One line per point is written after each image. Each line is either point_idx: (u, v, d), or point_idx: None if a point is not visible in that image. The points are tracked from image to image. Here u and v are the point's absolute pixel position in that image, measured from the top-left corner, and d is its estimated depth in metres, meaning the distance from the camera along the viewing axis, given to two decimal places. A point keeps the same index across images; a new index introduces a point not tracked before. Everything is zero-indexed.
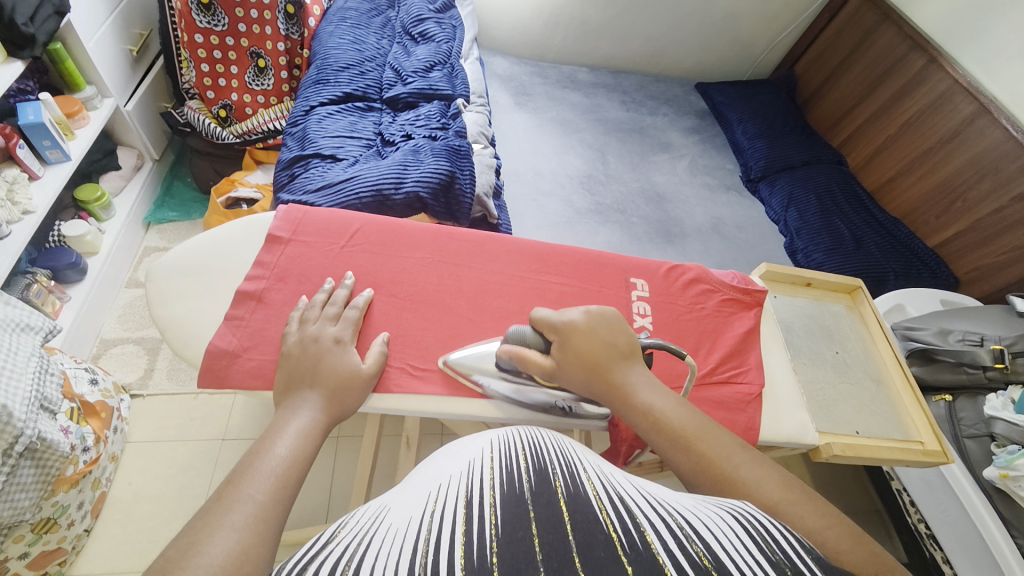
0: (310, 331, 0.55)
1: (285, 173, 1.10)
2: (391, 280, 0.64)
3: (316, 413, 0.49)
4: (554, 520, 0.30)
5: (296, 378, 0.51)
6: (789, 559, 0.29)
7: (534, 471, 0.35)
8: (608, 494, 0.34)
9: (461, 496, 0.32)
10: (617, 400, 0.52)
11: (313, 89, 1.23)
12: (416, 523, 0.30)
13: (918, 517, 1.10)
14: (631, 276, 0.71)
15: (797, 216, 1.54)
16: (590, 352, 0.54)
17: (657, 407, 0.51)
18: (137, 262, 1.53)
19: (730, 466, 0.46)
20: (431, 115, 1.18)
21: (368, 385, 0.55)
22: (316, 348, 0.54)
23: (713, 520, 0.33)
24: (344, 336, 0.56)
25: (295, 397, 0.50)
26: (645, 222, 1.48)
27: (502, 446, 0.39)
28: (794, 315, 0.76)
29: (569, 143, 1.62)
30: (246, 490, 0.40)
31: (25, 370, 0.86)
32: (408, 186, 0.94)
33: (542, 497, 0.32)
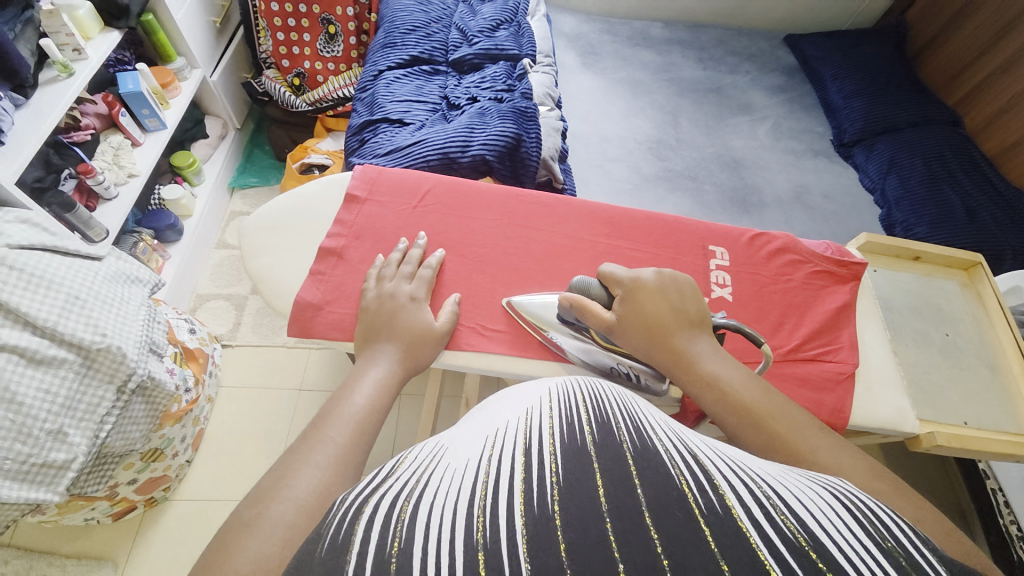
0: (387, 288, 0.57)
1: (356, 138, 1.13)
2: (461, 240, 0.64)
3: (393, 366, 0.51)
4: (621, 473, 0.27)
5: (374, 330, 0.53)
6: (904, 551, 0.25)
7: (596, 423, 0.32)
8: (680, 449, 0.30)
9: (519, 441, 0.30)
10: (679, 368, 0.50)
11: (381, 53, 1.24)
12: (474, 466, 0.29)
13: (1011, 518, 1.00)
14: (710, 243, 0.66)
15: (898, 184, 1.37)
16: (653, 313, 0.52)
17: (724, 378, 0.48)
18: (224, 224, 1.66)
19: (805, 447, 0.41)
20: (497, 76, 1.15)
21: (440, 342, 0.56)
22: (393, 303, 0.56)
23: (808, 496, 0.29)
24: (419, 294, 0.57)
25: (375, 342, 0.53)
26: (718, 190, 1.38)
27: (563, 393, 0.36)
28: (897, 291, 0.68)
29: (638, 105, 1.53)
30: (329, 433, 0.42)
31: (136, 317, 0.97)
32: (474, 149, 0.93)
33: (607, 449, 0.29)
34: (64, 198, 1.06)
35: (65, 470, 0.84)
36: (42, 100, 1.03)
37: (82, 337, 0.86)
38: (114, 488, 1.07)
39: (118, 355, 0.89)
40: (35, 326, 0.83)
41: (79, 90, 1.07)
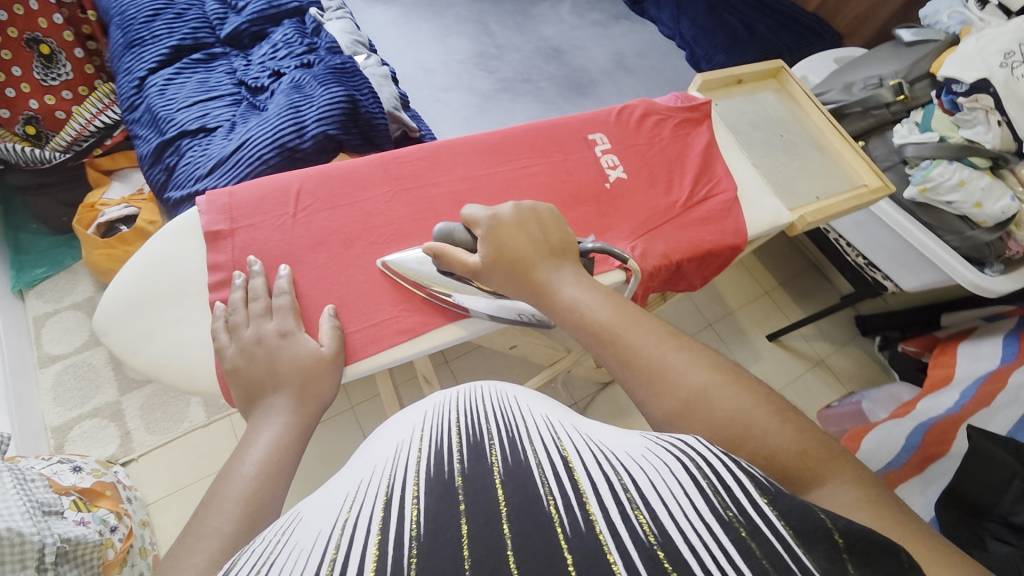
0: (248, 336, 0.48)
1: (156, 168, 0.93)
2: (362, 226, 0.59)
3: (288, 417, 0.44)
4: (489, 506, 0.28)
5: (256, 386, 0.46)
6: (743, 513, 0.28)
7: (468, 448, 0.32)
8: (553, 454, 0.32)
9: (382, 491, 0.29)
10: (541, 299, 0.50)
11: (131, 56, 1.00)
12: (323, 540, 0.27)
13: (855, 254, 1.28)
14: (589, 133, 0.69)
15: (690, 24, 1.52)
16: (507, 259, 0.51)
17: (584, 302, 0.48)
18: (35, 338, 1.32)
19: (656, 356, 0.44)
20: (290, 39, 1.00)
21: (337, 364, 0.50)
22: (264, 349, 0.47)
23: (666, 470, 0.31)
24: (287, 327, 0.49)
25: (257, 408, 0.45)
26: (554, 83, 1.41)
27: (436, 421, 0.35)
28: (738, 114, 0.79)
29: (445, 23, 1.45)
30: (211, 522, 0.36)
31: (5, 488, 0.77)
32: (311, 128, 0.82)
33: (477, 480, 0.29)
34: None
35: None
36: None
37: None
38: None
39: (14, 538, 0.71)
40: None
41: None
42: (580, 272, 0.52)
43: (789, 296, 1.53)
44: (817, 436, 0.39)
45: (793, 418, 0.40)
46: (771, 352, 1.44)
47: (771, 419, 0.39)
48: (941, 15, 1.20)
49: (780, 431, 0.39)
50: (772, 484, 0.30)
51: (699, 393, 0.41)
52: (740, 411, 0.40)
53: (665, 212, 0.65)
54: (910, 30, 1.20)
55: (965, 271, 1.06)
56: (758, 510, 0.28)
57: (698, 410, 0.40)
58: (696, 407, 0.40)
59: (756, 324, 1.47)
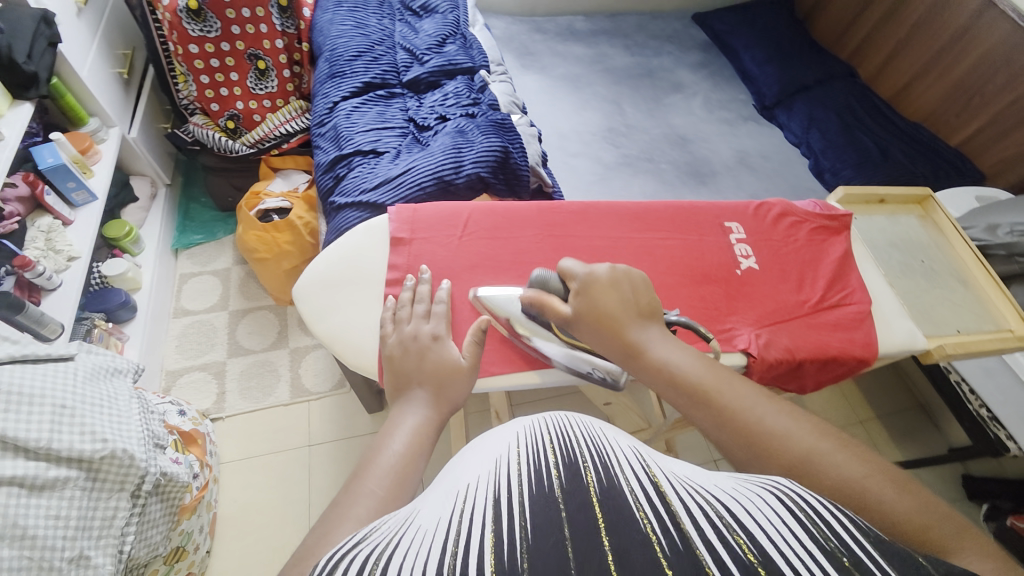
0: (407, 331, 0.56)
1: (328, 175, 1.09)
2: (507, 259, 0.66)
3: (427, 410, 0.48)
4: (590, 525, 0.30)
5: (405, 376, 0.51)
6: (843, 548, 0.29)
7: (565, 467, 0.35)
8: (643, 478, 0.35)
9: (489, 494, 0.33)
10: (631, 360, 0.53)
11: (331, 84, 1.21)
12: (445, 523, 0.31)
13: (977, 403, 1.15)
14: (726, 220, 0.73)
15: (819, 136, 1.55)
16: (600, 309, 0.55)
17: (674, 361, 0.51)
18: (177, 291, 1.53)
19: (755, 418, 0.45)
20: (459, 92, 1.17)
21: (471, 376, 0.54)
22: (417, 345, 0.54)
23: (756, 505, 0.33)
24: (440, 331, 0.56)
25: (401, 390, 0.50)
26: (675, 166, 1.49)
27: (529, 438, 0.39)
28: (876, 232, 0.80)
29: (583, 98, 1.60)
30: (368, 484, 0.40)
31: (132, 413, 0.88)
32: (468, 168, 0.94)
33: (574, 497, 0.33)
34: (9, 298, 0.96)
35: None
36: None
37: (82, 448, 0.77)
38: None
39: (126, 459, 0.81)
40: (27, 449, 0.74)
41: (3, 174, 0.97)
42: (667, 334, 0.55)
43: (886, 431, 1.40)
44: (943, 512, 0.37)
45: (913, 490, 0.39)
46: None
47: (886, 488, 0.38)
48: None
49: (900, 501, 0.38)
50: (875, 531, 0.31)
51: (809, 454, 0.41)
52: (851, 477, 0.39)
53: (793, 309, 0.66)
54: None
55: None
56: (850, 537, 0.30)
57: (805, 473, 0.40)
58: (806, 471, 0.40)
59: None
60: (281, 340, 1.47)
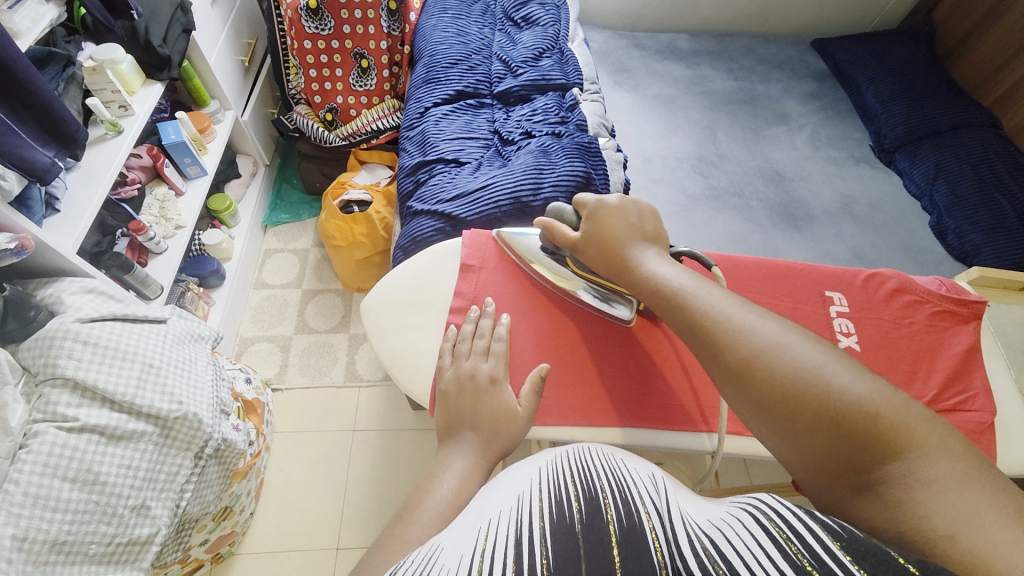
0: (465, 367, 0.57)
1: (409, 179, 1.12)
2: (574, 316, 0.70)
3: (474, 455, 0.50)
4: (603, 557, 0.33)
5: (458, 416, 0.53)
6: (812, 559, 0.32)
7: (583, 503, 0.39)
8: (660, 520, 0.38)
9: (511, 534, 0.36)
10: (623, 271, 0.61)
11: (425, 89, 1.24)
12: (468, 558, 0.34)
13: None
14: (827, 289, 0.65)
15: (947, 190, 1.36)
16: (603, 233, 0.63)
17: (659, 273, 0.59)
18: (260, 263, 1.66)
19: (727, 319, 0.52)
20: (548, 108, 1.14)
21: (526, 424, 0.54)
22: (474, 385, 0.55)
23: (735, 535, 0.36)
24: (498, 373, 0.57)
25: (454, 422, 0.53)
26: (766, 206, 1.38)
27: (553, 473, 0.44)
28: (1010, 325, 0.68)
29: (675, 121, 1.53)
30: (413, 530, 0.42)
31: (204, 378, 0.96)
32: (546, 191, 0.91)
33: (593, 530, 0.35)
34: (122, 259, 1.07)
35: (148, 545, 0.82)
36: (94, 161, 1.03)
37: (160, 407, 0.85)
38: (187, 551, 1.04)
39: (195, 422, 0.88)
40: (112, 401, 0.82)
41: (130, 146, 1.08)
42: (663, 253, 0.62)
43: None
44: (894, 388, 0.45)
45: (862, 369, 0.47)
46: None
47: (840, 370, 0.46)
48: None
49: (854, 381, 0.45)
50: (845, 532, 0.34)
51: (769, 351, 0.48)
52: (810, 367, 0.46)
53: None
54: None
55: None
56: (827, 551, 0.32)
57: (764, 368, 0.48)
58: (765, 363, 0.48)
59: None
60: (343, 325, 1.54)
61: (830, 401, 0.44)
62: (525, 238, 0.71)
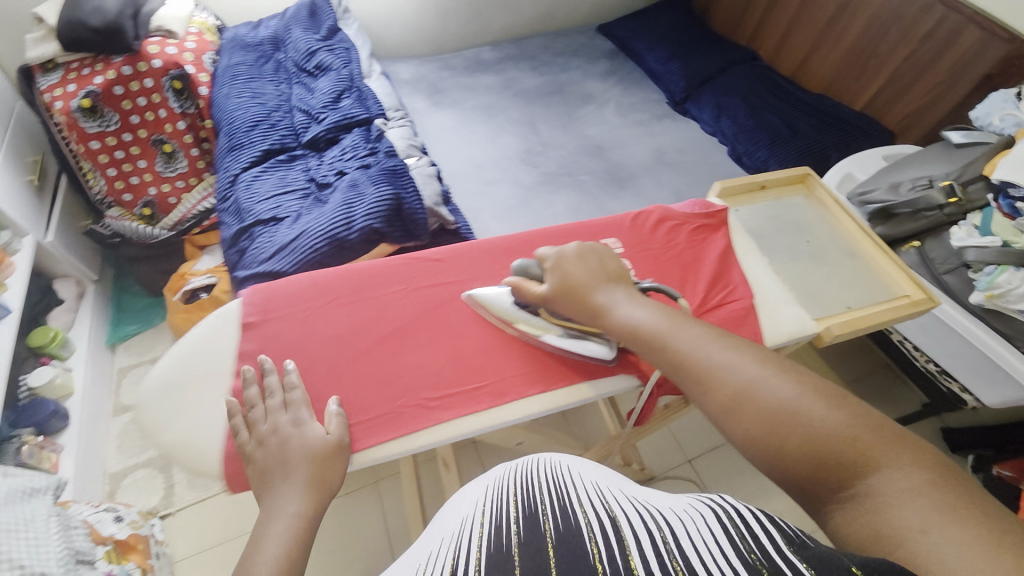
0: (266, 429, 0.55)
1: (232, 250, 1.08)
2: (355, 344, 0.64)
3: (300, 503, 0.50)
4: (539, 558, 0.36)
5: (268, 472, 0.52)
6: (762, 558, 0.32)
7: (525, 521, 0.42)
8: (604, 516, 0.41)
9: (446, 567, 0.39)
10: (593, 320, 0.62)
11: (230, 157, 1.21)
12: None
13: (924, 359, 1.14)
14: (603, 238, 0.72)
15: (730, 122, 1.59)
16: (579, 286, 0.63)
17: (633, 320, 0.60)
18: (116, 387, 1.49)
19: (709, 360, 0.55)
20: (356, 145, 1.17)
21: (343, 451, 0.55)
22: (276, 438, 0.54)
23: (692, 524, 0.38)
24: (301, 417, 0.56)
25: (275, 468, 0.52)
26: (594, 176, 1.52)
27: (493, 499, 0.47)
28: (757, 216, 0.80)
29: (497, 124, 1.63)
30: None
31: (50, 534, 0.85)
32: (359, 222, 0.92)
33: (530, 545, 0.38)
34: None
35: None
36: None
37: None
38: None
39: None
40: None
41: None
42: (633, 294, 0.63)
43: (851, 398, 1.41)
44: (860, 414, 0.48)
45: (834, 398, 0.50)
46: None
47: (818, 402, 0.49)
48: (992, 117, 1.01)
49: (829, 413, 0.48)
50: (798, 536, 0.34)
51: (750, 389, 0.52)
52: (791, 402, 0.50)
53: None
54: (961, 131, 1.04)
55: None
56: (779, 551, 0.32)
57: (752, 403, 0.51)
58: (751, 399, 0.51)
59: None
60: None
61: (808, 427, 0.48)
62: (490, 295, 0.66)
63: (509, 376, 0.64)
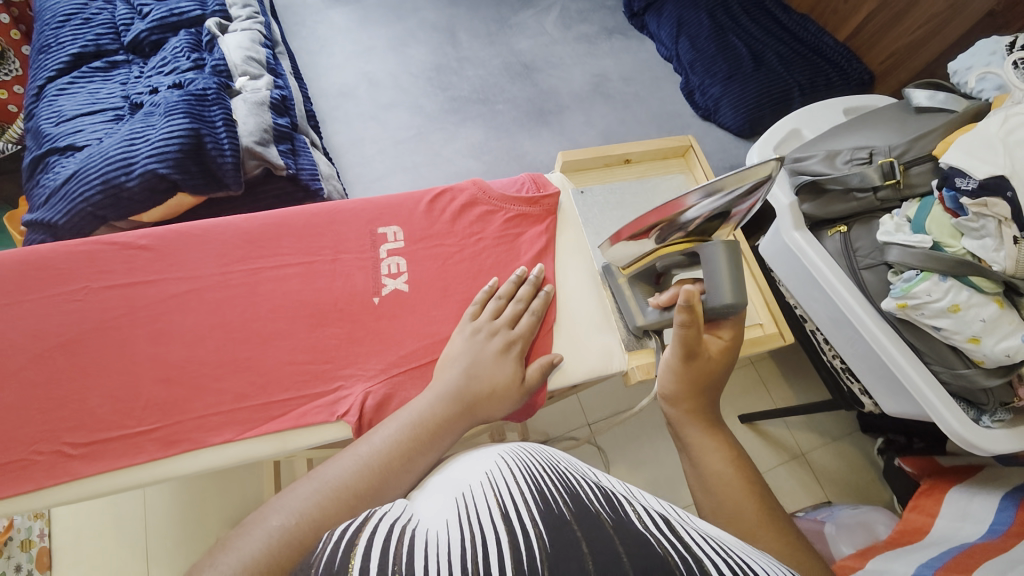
0: (474, 329, 0.62)
1: (28, 185, 0.90)
2: (15, 366, 0.59)
3: (431, 409, 0.54)
4: (603, 537, 0.29)
5: (441, 372, 0.59)
6: None
7: (572, 496, 0.34)
8: (665, 525, 0.33)
9: (494, 509, 0.32)
10: (677, 420, 0.52)
11: (40, 61, 0.97)
12: (447, 529, 0.30)
13: (832, 353, 1.02)
14: (379, 227, 0.70)
15: (689, 45, 1.28)
16: (693, 388, 0.52)
17: (674, 397, 0.53)
18: None
19: (723, 476, 0.47)
20: (177, 53, 0.92)
21: (513, 398, 0.58)
22: (480, 353, 0.60)
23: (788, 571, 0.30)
24: (510, 343, 0.61)
25: (443, 366, 0.60)
26: (513, 107, 1.26)
27: (528, 468, 0.42)
28: (597, 203, 0.77)
29: (406, 30, 1.33)
30: (302, 486, 0.44)
31: None
32: (139, 166, 0.74)
33: (587, 521, 0.31)
34: None
35: None
36: None
37: None
38: None
39: None
40: None
41: None
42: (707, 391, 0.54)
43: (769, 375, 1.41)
44: None
45: None
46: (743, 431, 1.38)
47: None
48: (969, 75, 0.84)
49: None
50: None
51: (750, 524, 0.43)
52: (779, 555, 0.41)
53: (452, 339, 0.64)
54: (926, 90, 0.86)
55: (947, 415, 0.76)
56: None
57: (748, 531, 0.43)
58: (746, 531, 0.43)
59: (732, 400, 1.41)
60: None
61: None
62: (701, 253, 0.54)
63: (208, 413, 0.59)
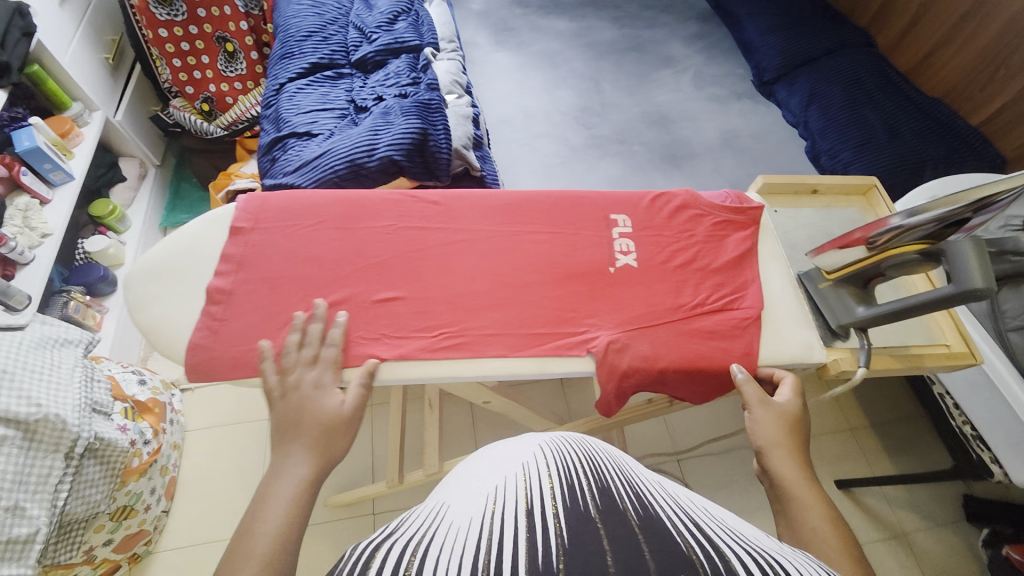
0: (293, 377, 0.63)
1: (266, 159, 1.10)
2: (291, 285, 0.73)
3: (307, 463, 0.55)
4: (628, 538, 0.31)
5: (288, 425, 0.58)
6: None
7: (598, 490, 0.36)
8: (683, 519, 0.35)
9: (521, 502, 0.34)
10: (768, 455, 0.57)
11: (280, 65, 1.20)
12: (477, 523, 0.32)
13: (962, 419, 1.02)
14: (613, 214, 0.82)
15: (819, 113, 1.39)
16: (787, 426, 0.61)
17: (766, 442, 0.59)
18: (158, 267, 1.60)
19: (822, 514, 0.49)
20: (400, 71, 1.12)
21: (353, 416, 0.61)
22: (296, 399, 0.61)
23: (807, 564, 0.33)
24: (323, 378, 0.64)
25: (284, 433, 0.57)
26: (648, 149, 1.40)
27: (559, 452, 0.42)
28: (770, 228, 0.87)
29: (558, 75, 1.53)
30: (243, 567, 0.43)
31: (72, 380, 0.88)
32: (381, 151, 0.91)
33: (614, 516, 0.33)
34: None
35: (31, 544, 0.77)
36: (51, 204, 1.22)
37: (15, 410, 0.79)
38: (90, 551, 1.04)
39: (59, 424, 0.82)
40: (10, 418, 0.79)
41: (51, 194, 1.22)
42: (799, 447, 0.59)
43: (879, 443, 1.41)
44: None
45: None
46: (836, 497, 1.33)
47: None
48: None
49: None
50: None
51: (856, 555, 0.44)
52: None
53: (666, 313, 0.74)
54: None
55: None
56: None
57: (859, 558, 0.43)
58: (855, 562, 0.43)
59: (828, 465, 1.38)
60: None
61: None
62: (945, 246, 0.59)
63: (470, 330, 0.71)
